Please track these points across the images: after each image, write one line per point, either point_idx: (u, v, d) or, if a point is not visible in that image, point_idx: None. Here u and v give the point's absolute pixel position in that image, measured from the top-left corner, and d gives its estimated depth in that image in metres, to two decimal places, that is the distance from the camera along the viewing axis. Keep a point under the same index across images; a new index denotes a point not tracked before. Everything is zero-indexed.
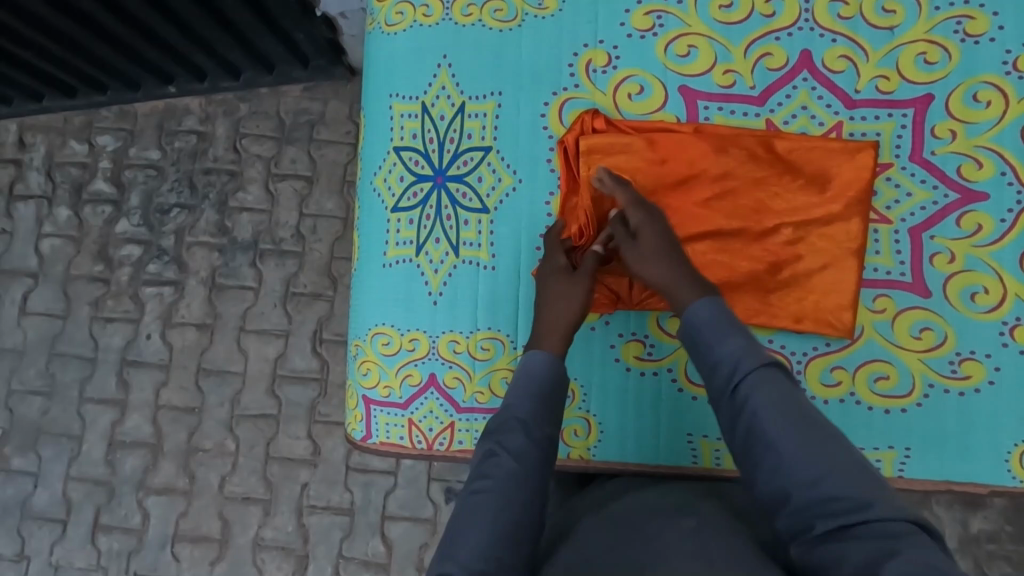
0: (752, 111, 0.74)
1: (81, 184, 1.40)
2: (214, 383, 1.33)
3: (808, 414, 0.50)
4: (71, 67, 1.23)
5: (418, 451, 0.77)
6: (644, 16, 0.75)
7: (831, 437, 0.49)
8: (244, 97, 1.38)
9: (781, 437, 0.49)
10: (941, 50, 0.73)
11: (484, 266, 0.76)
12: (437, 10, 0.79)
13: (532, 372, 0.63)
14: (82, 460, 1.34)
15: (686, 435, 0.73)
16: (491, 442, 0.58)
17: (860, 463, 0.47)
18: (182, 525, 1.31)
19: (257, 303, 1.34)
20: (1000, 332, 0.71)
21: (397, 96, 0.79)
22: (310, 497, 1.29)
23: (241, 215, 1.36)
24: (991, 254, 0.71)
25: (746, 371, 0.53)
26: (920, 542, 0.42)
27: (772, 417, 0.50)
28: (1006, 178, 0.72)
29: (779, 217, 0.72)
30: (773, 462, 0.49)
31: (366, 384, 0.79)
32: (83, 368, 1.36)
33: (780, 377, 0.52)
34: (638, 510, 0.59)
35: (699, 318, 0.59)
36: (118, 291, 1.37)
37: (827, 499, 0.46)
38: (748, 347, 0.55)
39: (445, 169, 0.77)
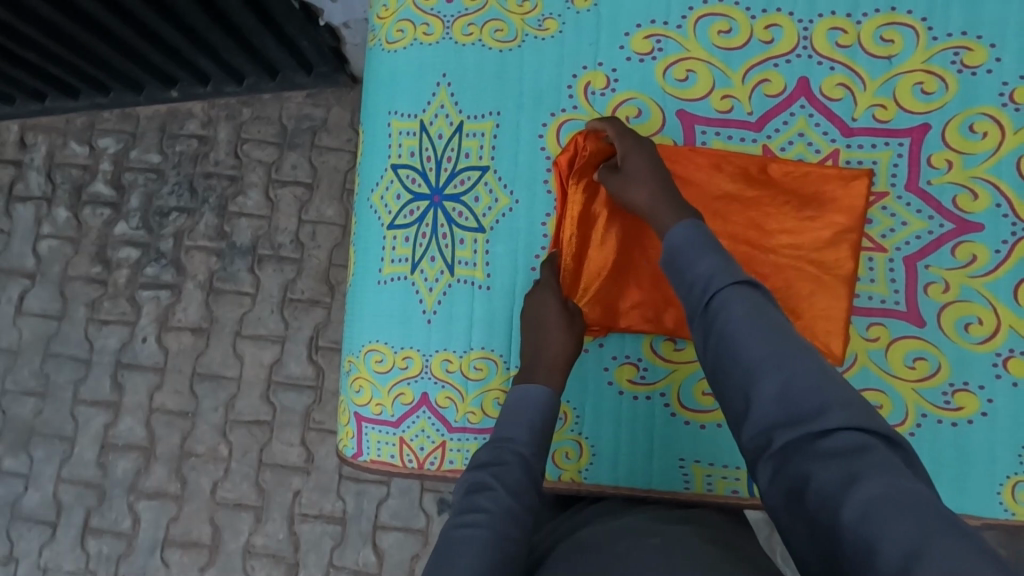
0: (749, 137, 0.74)
1: (81, 185, 1.40)
2: (209, 388, 1.33)
3: (780, 328, 0.50)
4: (75, 68, 1.23)
5: (409, 470, 0.77)
6: (644, 40, 0.76)
7: (801, 350, 0.49)
8: (247, 102, 1.39)
9: (750, 351, 0.49)
10: (939, 80, 0.73)
11: (479, 286, 0.76)
12: (437, 29, 0.79)
13: (528, 403, 0.65)
14: (74, 462, 1.33)
15: (678, 460, 0.73)
16: (485, 473, 0.59)
17: (826, 373, 0.47)
18: (172, 530, 1.30)
19: (254, 308, 1.34)
20: (994, 363, 0.71)
21: (396, 113, 0.79)
22: (302, 505, 1.28)
23: (240, 220, 1.36)
24: (985, 285, 0.71)
25: (719, 288, 0.53)
26: (885, 458, 0.42)
27: (740, 332, 0.50)
28: (1002, 210, 0.72)
29: (770, 237, 0.72)
30: (743, 377, 0.49)
31: (359, 402, 0.79)
32: (77, 369, 1.35)
33: (750, 292, 0.53)
34: (609, 533, 0.59)
35: (676, 241, 0.59)
36: (115, 293, 1.37)
37: (792, 409, 0.46)
38: (720, 263, 0.55)
39: (442, 187, 0.77)
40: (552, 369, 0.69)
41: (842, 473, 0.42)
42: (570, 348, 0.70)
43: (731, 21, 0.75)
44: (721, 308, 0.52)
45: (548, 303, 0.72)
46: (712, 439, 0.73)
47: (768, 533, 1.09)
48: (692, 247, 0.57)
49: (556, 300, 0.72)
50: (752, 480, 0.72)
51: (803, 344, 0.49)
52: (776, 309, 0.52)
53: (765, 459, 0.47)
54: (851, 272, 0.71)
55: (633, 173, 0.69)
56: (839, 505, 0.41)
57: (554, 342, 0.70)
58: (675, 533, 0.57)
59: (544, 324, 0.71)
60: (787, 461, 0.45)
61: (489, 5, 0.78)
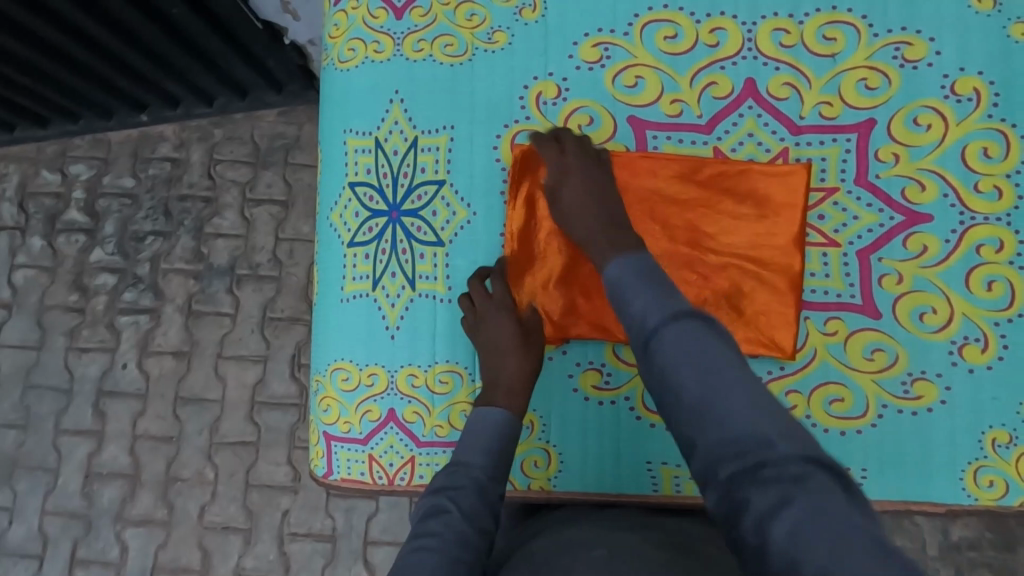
0: (700, 139, 0.75)
1: (55, 214, 1.39)
2: (192, 412, 1.32)
3: (719, 362, 0.51)
4: (40, 97, 1.23)
5: (379, 487, 0.77)
6: (592, 49, 0.77)
7: (737, 378, 0.50)
8: (218, 123, 1.39)
9: (689, 391, 0.51)
10: (882, 76, 0.74)
11: (440, 299, 0.77)
12: (388, 46, 0.79)
13: (481, 429, 0.67)
14: (58, 494, 1.32)
15: (646, 463, 0.73)
16: (442, 497, 0.59)
17: (763, 405, 0.49)
18: (161, 556, 1.29)
19: (235, 329, 1.33)
20: (950, 351, 0.72)
21: (351, 132, 0.80)
22: (291, 525, 1.27)
23: (216, 241, 1.36)
24: (938, 275, 0.72)
25: (655, 328, 0.55)
26: (816, 485, 0.43)
27: (680, 376, 0.51)
28: (949, 201, 0.73)
29: (711, 238, 0.74)
30: (692, 412, 0.50)
31: (327, 421, 0.79)
32: (59, 400, 1.34)
33: (688, 325, 0.54)
34: (560, 545, 0.59)
35: (620, 276, 0.62)
36: (93, 320, 1.36)
37: (730, 442, 0.47)
38: (657, 300, 0.57)
39: (400, 204, 0.78)
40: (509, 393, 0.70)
41: (777, 505, 0.43)
42: (525, 368, 0.72)
43: (676, 27, 0.76)
44: (660, 349, 0.54)
45: (504, 323, 0.72)
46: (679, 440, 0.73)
47: None
48: (632, 283, 0.60)
49: (512, 321, 0.73)
50: None
51: (741, 372, 0.51)
52: (718, 344, 0.52)
53: (711, 488, 0.48)
54: (798, 268, 0.73)
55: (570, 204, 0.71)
56: (769, 526, 0.43)
57: (512, 361, 0.71)
58: (623, 540, 0.58)
59: (501, 347, 0.72)
60: (729, 491, 0.46)
61: (437, 21, 0.79)
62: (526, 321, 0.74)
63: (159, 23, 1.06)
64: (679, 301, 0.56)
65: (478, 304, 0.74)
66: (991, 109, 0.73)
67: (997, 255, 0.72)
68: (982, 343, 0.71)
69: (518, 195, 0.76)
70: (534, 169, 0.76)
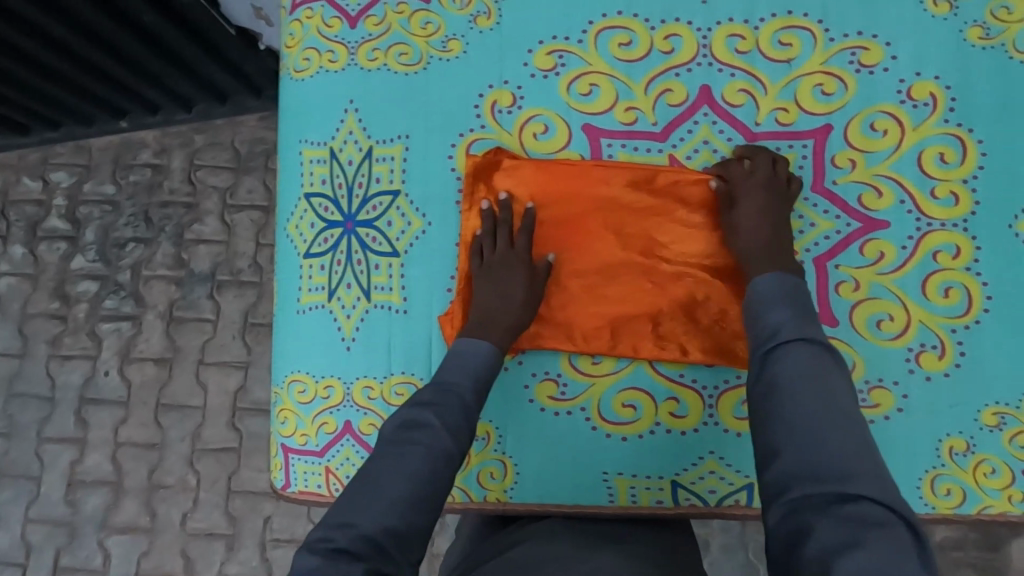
0: (655, 147, 0.74)
1: (37, 221, 1.39)
2: (175, 418, 1.31)
3: (835, 396, 0.53)
4: (20, 105, 1.22)
5: (337, 499, 0.76)
6: (546, 56, 0.76)
7: (847, 416, 0.52)
8: (200, 128, 1.37)
9: (799, 403, 0.53)
10: (838, 81, 0.73)
11: (396, 310, 0.76)
12: (342, 55, 0.79)
13: (470, 349, 0.68)
14: (41, 502, 1.32)
15: (601, 473, 0.73)
16: (427, 412, 0.61)
17: (860, 448, 0.50)
18: (144, 564, 1.29)
19: (217, 335, 1.33)
20: (907, 359, 0.71)
21: (306, 142, 0.79)
22: (274, 531, 1.27)
23: (198, 247, 1.35)
24: (894, 282, 0.72)
25: (783, 339, 0.58)
26: (888, 534, 0.45)
27: (795, 387, 0.54)
28: (906, 207, 0.72)
29: (664, 248, 0.73)
30: (789, 426, 0.53)
31: (284, 433, 0.78)
32: (42, 408, 1.34)
33: (816, 352, 0.56)
34: (535, 558, 0.62)
35: (757, 289, 0.64)
36: (75, 328, 1.35)
37: (818, 468, 0.49)
38: (794, 320, 0.59)
39: (355, 214, 0.77)
40: (508, 330, 0.71)
41: (845, 536, 0.45)
42: (532, 302, 0.72)
43: (630, 33, 0.75)
44: (781, 358, 0.57)
45: (516, 272, 0.72)
46: (635, 450, 0.73)
47: (740, 529, 1.09)
48: (771, 299, 0.62)
49: (525, 274, 0.72)
50: (675, 489, 0.73)
51: (849, 413, 0.53)
52: (840, 377, 0.55)
53: (778, 504, 0.51)
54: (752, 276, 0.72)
55: (746, 220, 0.70)
56: (828, 557, 0.44)
57: (519, 296, 0.71)
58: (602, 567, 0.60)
59: (509, 292, 0.71)
60: (796, 511, 0.49)
61: (391, 29, 0.78)
62: (538, 273, 0.73)
63: (133, 30, 1.05)
64: (816, 329, 0.59)
65: (498, 250, 0.73)
66: (947, 114, 0.72)
67: (954, 261, 0.71)
68: (938, 351, 0.71)
69: (475, 200, 0.75)
70: (488, 177, 0.75)
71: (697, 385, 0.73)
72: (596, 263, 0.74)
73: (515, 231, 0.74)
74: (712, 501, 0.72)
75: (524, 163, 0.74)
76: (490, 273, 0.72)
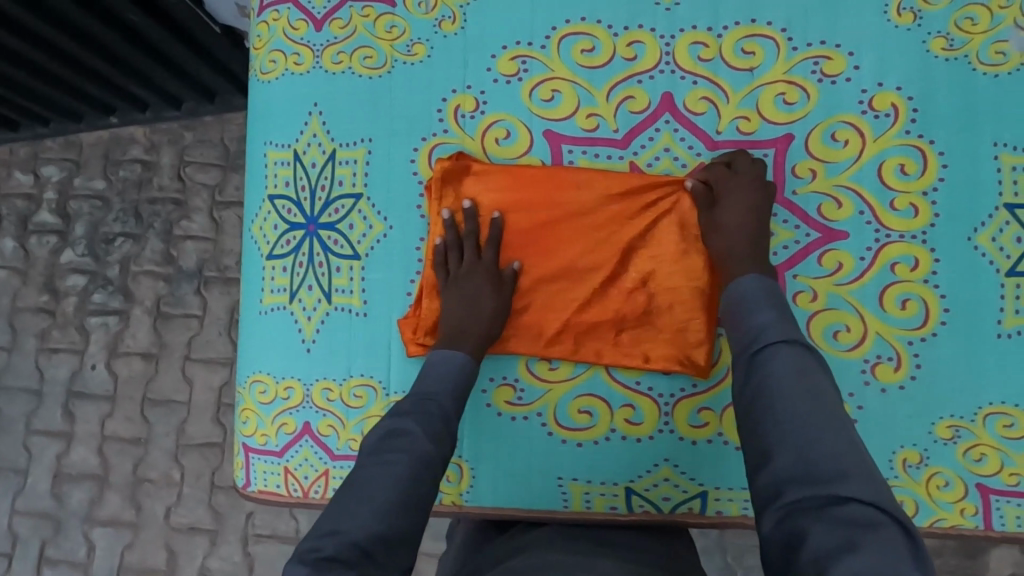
0: (616, 154, 0.75)
1: (27, 216, 1.40)
2: (160, 414, 1.32)
3: (822, 395, 0.53)
4: (11, 102, 1.22)
5: (294, 499, 0.77)
6: (509, 61, 0.76)
7: (836, 415, 0.52)
8: (189, 125, 1.36)
9: (787, 407, 0.53)
10: (800, 91, 0.73)
11: (356, 312, 0.76)
12: (308, 58, 0.79)
13: (436, 363, 0.68)
14: (28, 493, 1.34)
15: (557, 478, 0.73)
16: (408, 421, 0.61)
17: (851, 447, 0.50)
18: (128, 556, 1.30)
19: (202, 331, 1.32)
20: (862, 370, 0.71)
21: (271, 144, 0.80)
22: (256, 526, 1.27)
23: (185, 243, 1.34)
24: (852, 293, 0.72)
25: (767, 340, 0.58)
26: (884, 537, 0.44)
27: (781, 389, 0.54)
28: (865, 218, 0.72)
29: (626, 255, 0.73)
30: (779, 428, 0.52)
31: (245, 432, 0.79)
32: (31, 401, 1.36)
33: (801, 352, 0.56)
34: (538, 564, 0.59)
35: (741, 290, 0.64)
36: (64, 322, 1.37)
37: (811, 470, 0.49)
38: (777, 321, 0.59)
39: (317, 216, 0.78)
40: (478, 341, 0.71)
41: (841, 540, 0.44)
42: (500, 315, 0.72)
43: (593, 40, 0.75)
44: (765, 360, 0.57)
45: (484, 289, 0.72)
46: (590, 455, 0.73)
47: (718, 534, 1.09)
48: (755, 300, 0.62)
49: (492, 284, 0.72)
50: (629, 496, 0.73)
51: (838, 413, 0.52)
52: (826, 378, 0.55)
53: (772, 509, 0.50)
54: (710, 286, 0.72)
55: (731, 219, 0.69)
56: (826, 565, 0.43)
57: (488, 308, 0.71)
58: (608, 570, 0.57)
59: (477, 308, 0.71)
60: (790, 515, 0.48)
61: (357, 32, 0.78)
62: (504, 285, 0.72)
63: (116, 27, 1.04)
64: (798, 329, 0.58)
65: (464, 262, 0.73)
66: (908, 125, 0.72)
67: (912, 273, 0.71)
68: (894, 362, 0.71)
69: (440, 207, 0.74)
70: (457, 182, 0.74)
71: (653, 393, 0.73)
72: (559, 268, 0.73)
73: (482, 243, 0.74)
74: (666, 508, 0.72)
75: (492, 169, 0.74)
76: (457, 286, 0.72)
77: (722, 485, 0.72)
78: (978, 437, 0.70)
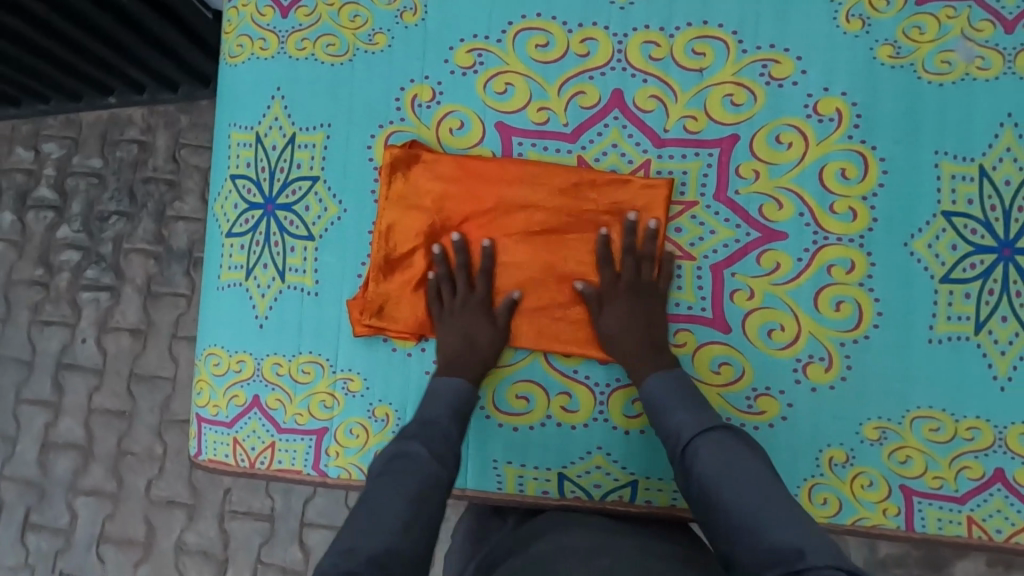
0: (564, 148, 0.76)
1: (26, 191, 1.42)
2: (144, 390, 1.33)
3: (754, 476, 0.58)
4: (11, 81, 1.24)
5: (241, 469, 0.80)
6: (466, 54, 0.78)
7: (773, 494, 0.56)
8: (184, 108, 1.37)
9: (729, 498, 0.57)
10: (747, 92, 0.74)
11: (308, 292, 0.79)
12: (273, 43, 0.82)
13: (442, 392, 0.70)
14: (16, 461, 1.36)
15: (491, 462, 0.76)
16: (414, 443, 0.64)
17: (796, 521, 0.53)
18: (108, 527, 1.32)
19: (190, 310, 1.33)
20: (794, 369, 0.72)
21: (235, 126, 0.82)
22: (232, 503, 1.28)
23: (177, 224, 1.35)
24: (788, 292, 0.73)
25: (691, 437, 0.62)
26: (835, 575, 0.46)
27: (721, 482, 0.58)
28: (804, 219, 0.73)
29: (565, 245, 0.75)
30: (735, 522, 0.55)
31: (199, 403, 0.82)
32: (20, 370, 1.38)
33: (723, 439, 0.61)
34: (560, 550, 0.59)
35: (653, 392, 0.68)
36: (56, 296, 1.38)
37: (773, 554, 0.51)
38: (693, 416, 0.64)
39: (275, 197, 0.80)
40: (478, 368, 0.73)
41: None
42: (497, 343, 0.74)
43: (548, 35, 0.77)
44: (697, 457, 0.61)
45: (478, 322, 0.74)
46: (526, 438, 0.75)
47: None
48: (667, 399, 0.67)
49: (487, 316, 0.75)
50: (562, 481, 0.75)
51: (774, 491, 0.57)
52: (750, 452, 0.60)
53: None
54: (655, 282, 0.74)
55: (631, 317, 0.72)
56: None
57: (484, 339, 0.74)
58: (623, 551, 0.59)
59: (476, 342, 0.74)
60: None
61: (321, 20, 0.81)
62: (498, 315, 0.75)
63: (111, 10, 1.05)
64: (711, 416, 0.64)
65: (458, 294, 0.76)
66: (851, 130, 0.73)
67: (848, 276, 0.72)
68: (826, 362, 0.72)
69: (391, 192, 0.77)
70: (406, 168, 0.77)
71: (590, 381, 0.75)
72: (503, 258, 0.76)
73: (474, 273, 0.76)
74: (596, 495, 0.74)
75: (441, 158, 0.76)
76: (453, 317, 0.75)
77: (651, 476, 0.74)
78: (904, 439, 0.71)
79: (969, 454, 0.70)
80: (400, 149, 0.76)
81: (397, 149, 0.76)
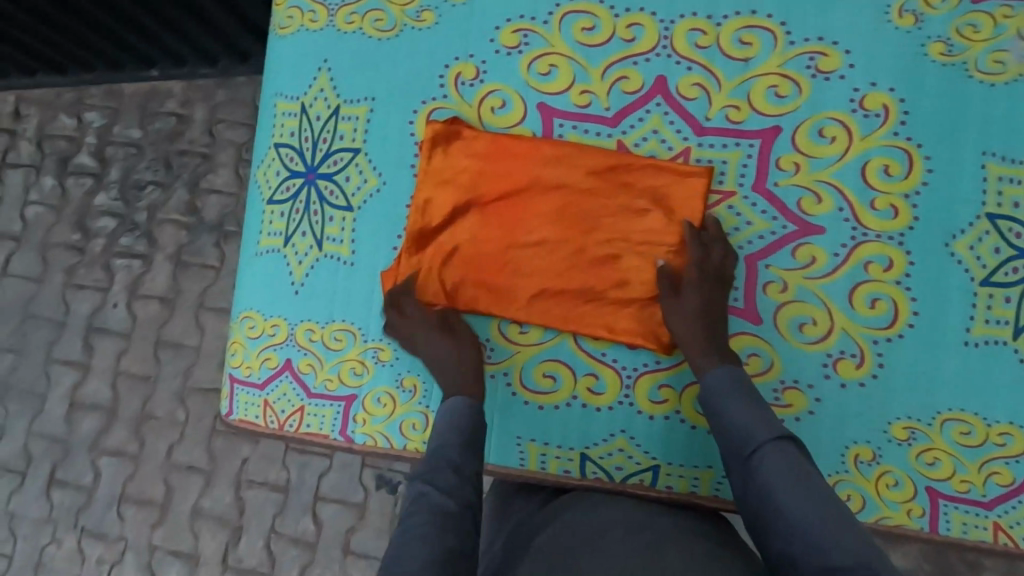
0: (604, 131, 0.77)
1: (67, 156, 1.43)
2: (170, 356, 1.34)
3: (821, 491, 0.53)
4: (56, 44, 1.28)
5: (270, 431, 0.82)
6: (512, 34, 0.79)
7: (841, 513, 0.52)
8: (221, 84, 1.38)
9: (793, 504, 0.52)
10: (793, 84, 0.74)
11: (344, 262, 0.81)
12: (322, 16, 0.83)
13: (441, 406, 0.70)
14: (44, 418, 1.37)
15: (515, 438, 0.77)
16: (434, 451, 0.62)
17: (861, 542, 0.49)
18: (129, 487, 1.32)
19: (218, 282, 1.34)
20: (824, 364, 0.72)
21: (282, 96, 0.84)
22: (249, 472, 1.28)
23: (210, 197, 1.37)
24: (822, 286, 0.73)
25: (758, 441, 0.58)
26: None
27: (784, 492, 0.53)
28: (843, 214, 0.73)
29: (599, 226, 0.75)
30: (796, 535, 0.51)
31: (232, 364, 0.84)
32: (53, 331, 1.39)
33: (790, 449, 0.57)
34: (597, 524, 0.60)
35: (714, 387, 0.65)
36: (91, 260, 1.40)
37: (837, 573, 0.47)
38: (759, 419, 0.60)
39: (316, 166, 0.82)
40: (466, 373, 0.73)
41: None
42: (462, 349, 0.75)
43: (594, 19, 0.77)
44: (761, 463, 0.57)
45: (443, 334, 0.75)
46: (550, 418, 0.76)
47: None
48: (729, 395, 0.63)
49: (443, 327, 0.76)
50: (584, 461, 0.75)
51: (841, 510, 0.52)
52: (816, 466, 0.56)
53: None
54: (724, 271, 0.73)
55: (690, 310, 0.71)
56: None
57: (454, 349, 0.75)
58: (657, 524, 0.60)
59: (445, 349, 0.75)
60: None
61: None
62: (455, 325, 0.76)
63: None
64: (778, 422, 0.60)
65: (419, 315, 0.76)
66: (898, 126, 0.72)
67: (885, 273, 0.72)
68: (857, 359, 0.72)
69: (430, 166, 0.78)
70: (446, 143, 0.78)
71: (617, 365, 0.76)
72: (537, 238, 0.76)
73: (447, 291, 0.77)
74: (618, 478, 0.75)
75: (481, 136, 0.77)
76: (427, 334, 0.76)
77: (672, 462, 0.74)
78: (933, 442, 0.70)
79: (999, 460, 0.70)
80: (438, 125, 0.78)
81: (434, 125, 0.78)
